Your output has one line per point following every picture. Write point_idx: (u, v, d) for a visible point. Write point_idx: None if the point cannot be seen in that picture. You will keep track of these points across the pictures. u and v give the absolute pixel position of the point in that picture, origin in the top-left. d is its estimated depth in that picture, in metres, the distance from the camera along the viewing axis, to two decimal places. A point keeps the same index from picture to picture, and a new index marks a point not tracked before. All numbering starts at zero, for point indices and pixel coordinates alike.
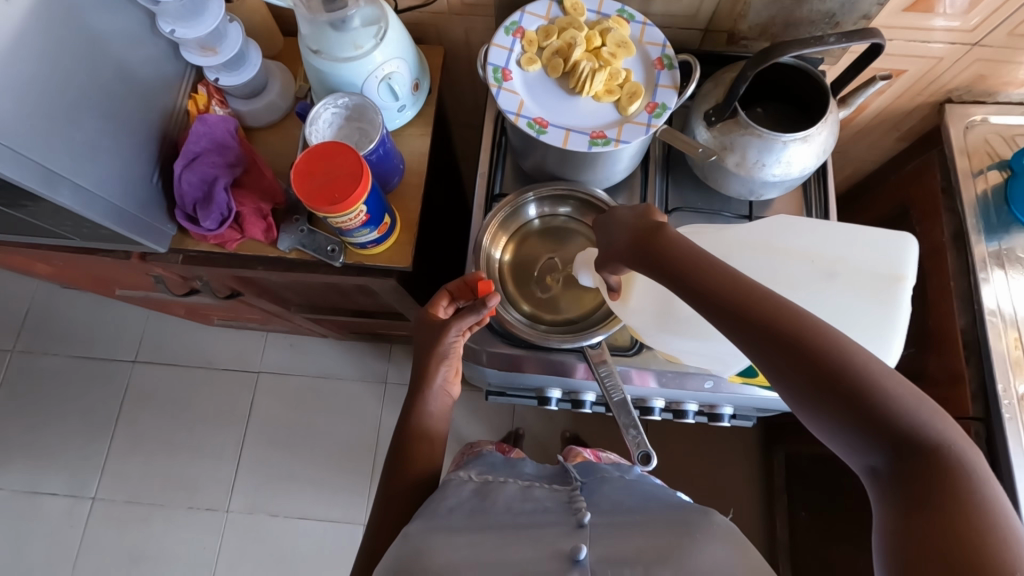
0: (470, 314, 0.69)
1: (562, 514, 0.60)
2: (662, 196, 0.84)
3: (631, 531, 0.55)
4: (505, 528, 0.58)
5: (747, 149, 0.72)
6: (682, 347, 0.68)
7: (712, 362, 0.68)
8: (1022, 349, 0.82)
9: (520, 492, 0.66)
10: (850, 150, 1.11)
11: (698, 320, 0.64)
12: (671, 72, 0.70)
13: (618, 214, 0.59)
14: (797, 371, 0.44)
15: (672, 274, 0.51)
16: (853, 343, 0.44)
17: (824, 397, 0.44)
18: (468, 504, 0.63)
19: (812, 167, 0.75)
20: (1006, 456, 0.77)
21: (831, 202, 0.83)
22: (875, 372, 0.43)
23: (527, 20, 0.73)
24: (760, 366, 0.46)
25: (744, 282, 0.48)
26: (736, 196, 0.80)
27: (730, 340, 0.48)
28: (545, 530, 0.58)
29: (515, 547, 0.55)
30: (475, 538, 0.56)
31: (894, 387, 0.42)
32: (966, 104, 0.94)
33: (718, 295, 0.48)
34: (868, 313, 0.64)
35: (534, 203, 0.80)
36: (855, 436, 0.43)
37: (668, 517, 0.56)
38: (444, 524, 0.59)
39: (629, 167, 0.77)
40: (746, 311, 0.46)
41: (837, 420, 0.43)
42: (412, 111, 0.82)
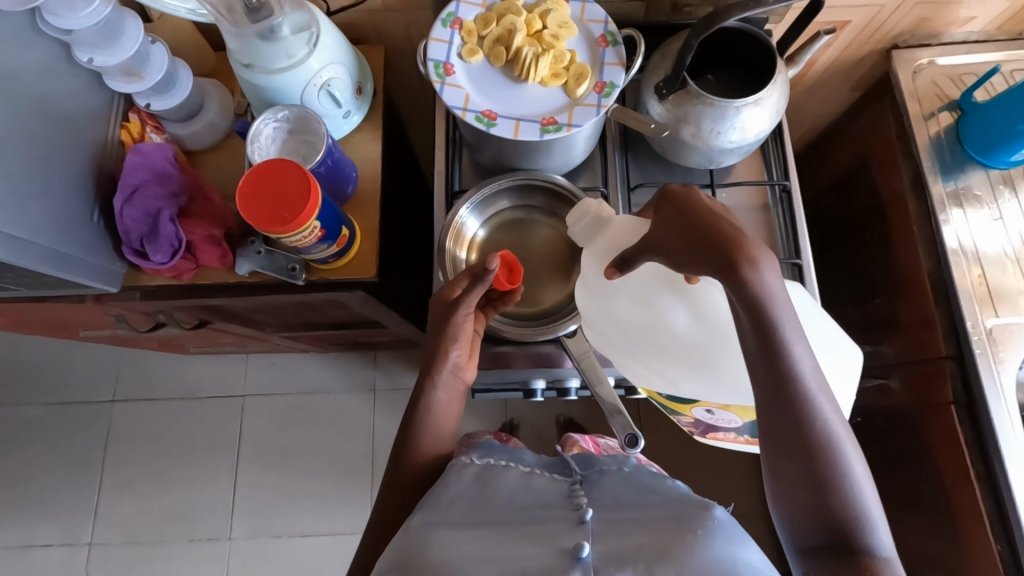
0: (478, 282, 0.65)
1: (563, 508, 0.59)
2: (623, 174, 0.84)
3: (632, 527, 0.55)
4: (507, 523, 0.57)
5: (701, 119, 0.72)
6: (621, 348, 0.65)
7: (653, 379, 0.66)
8: (986, 285, 0.83)
9: (520, 481, 0.65)
10: (806, 106, 1.11)
11: (657, 328, 0.60)
12: (616, 49, 0.69)
13: (698, 208, 0.47)
14: (794, 460, 0.48)
15: (756, 324, 0.45)
16: (853, 459, 0.48)
17: (805, 486, 0.48)
18: (468, 496, 0.61)
19: (767, 129, 0.74)
20: (981, 390, 0.79)
21: (790, 162, 0.84)
22: (856, 487, 0.47)
23: (463, 10, 0.71)
24: (765, 439, 0.50)
25: (808, 363, 0.46)
26: (696, 166, 0.80)
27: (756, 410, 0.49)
28: (546, 526, 0.57)
29: (517, 543, 0.55)
30: (475, 536, 0.56)
31: (862, 500, 0.48)
32: (912, 49, 0.94)
33: (781, 371, 0.46)
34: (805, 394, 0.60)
35: (494, 197, 0.79)
36: (808, 523, 0.49)
37: (667, 511, 0.56)
38: (445, 518, 0.58)
39: (587, 149, 0.76)
40: (791, 396, 0.47)
41: (800, 503, 0.49)
42: (359, 116, 0.79)
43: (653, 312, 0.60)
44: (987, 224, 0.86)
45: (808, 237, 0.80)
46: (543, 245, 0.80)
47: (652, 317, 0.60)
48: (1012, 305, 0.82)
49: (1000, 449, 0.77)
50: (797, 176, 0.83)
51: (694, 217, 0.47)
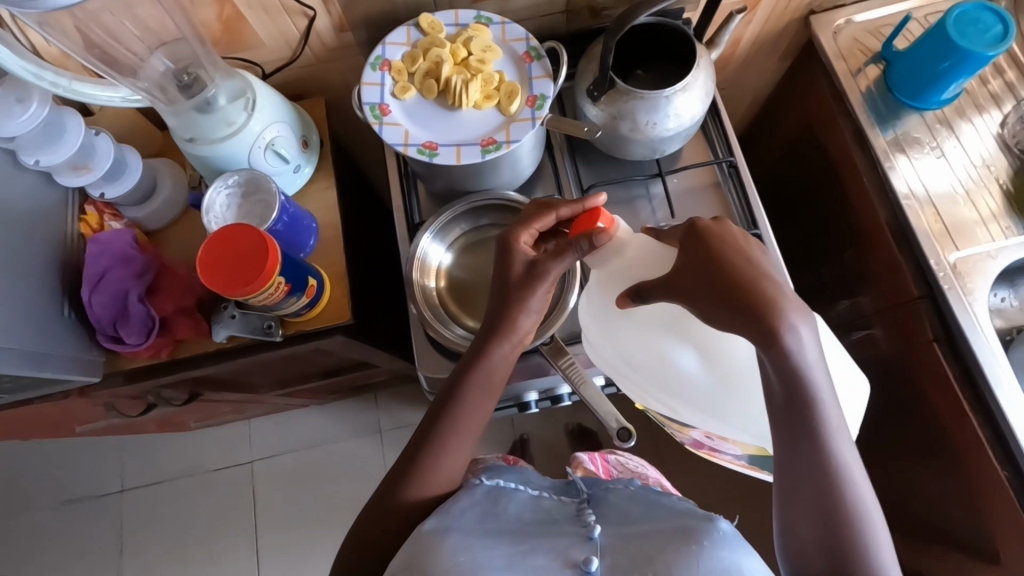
0: (569, 254, 0.62)
1: (572, 526, 0.61)
2: (575, 177, 0.87)
3: (637, 538, 0.57)
4: (518, 535, 0.59)
5: (636, 114, 0.74)
6: (627, 378, 0.69)
7: (656, 400, 0.69)
8: (942, 222, 0.85)
9: (530, 501, 0.66)
10: (742, 82, 1.14)
11: (665, 363, 0.63)
12: (541, 62, 0.72)
13: (736, 267, 0.53)
14: (806, 494, 0.54)
15: (783, 369, 0.51)
16: (864, 503, 0.53)
17: (817, 519, 0.53)
18: (479, 507, 0.62)
19: (701, 112, 0.77)
20: (958, 323, 0.81)
21: (732, 138, 0.86)
22: (865, 518, 0.53)
23: (390, 51, 0.73)
24: (782, 473, 0.55)
25: (828, 411, 0.52)
26: (641, 157, 0.82)
27: (776, 447, 0.55)
28: (555, 541, 0.58)
29: (530, 555, 0.57)
30: (488, 543, 0.57)
31: (870, 540, 0.53)
32: (828, 12, 0.98)
33: (804, 412, 0.52)
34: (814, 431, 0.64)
35: (453, 223, 0.80)
36: (813, 553, 0.54)
37: (674, 525, 0.57)
38: (459, 525, 0.59)
39: (534, 160, 0.79)
40: (811, 435, 0.52)
41: (808, 535, 0.54)
42: (311, 168, 0.81)
43: (661, 351, 0.63)
44: (932, 163, 0.89)
45: (761, 207, 0.82)
46: None
47: (659, 356, 0.63)
48: (968, 236, 0.84)
49: (987, 377, 0.78)
50: (741, 150, 0.86)
51: (728, 270, 0.53)
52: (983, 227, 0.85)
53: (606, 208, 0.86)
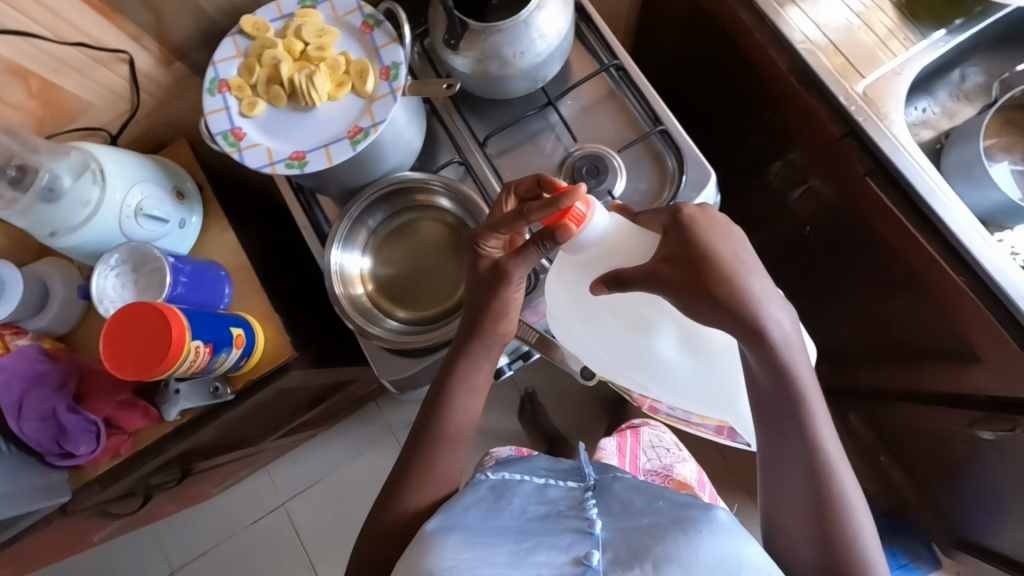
0: (531, 251, 0.61)
1: (575, 518, 0.60)
2: (469, 133, 0.83)
3: (642, 532, 0.56)
4: (522, 531, 0.58)
5: (500, 50, 0.70)
6: (594, 355, 0.72)
7: (621, 372, 0.72)
8: (842, 55, 0.83)
9: (536, 492, 0.65)
10: None
11: (634, 340, 0.66)
12: (382, 28, 0.66)
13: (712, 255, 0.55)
14: (796, 471, 0.58)
15: (765, 363, 0.56)
16: (851, 482, 0.58)
17: (810, 495, 0.57)
18: (479, 507, 0.61)
19: (567, 25, 0.73)
20: (883, 151, 0.80)
21: (612, 40, 0.82)
22: (851, 496, 0.57)
23: (223, 69, 0.67)
24: (773, 456, 0.59)
25: (811, 397, 0.57)
26: (526, 91, 0.78)
27: (765, 432, 0.59)
28: (558, 537, 0.57)
29: (534, 552, 0.55)
30: (492, 541, 0.56)
31: (857, 517, 0.57)
32: None
33: (790, 398, 0.56)
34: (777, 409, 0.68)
35: (360, 221, 0.76)
36: (806, 530, 0.57)
37: (678, 515, 0.57)
38: (463, 524, 0.58)
39: (419, 130, 0.74)
40: (799, 418, 0.57)
41: (800, 512, 0.58)
42: (197, 217, 0.76)
43: (631, 329, 0.66)
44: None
45: (661, 101, 0.79)
46: (433, 239, 0.78)
47: (629, 335, 0.66)
48: (869, 61, 0.82)
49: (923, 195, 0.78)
50: (624, 50, 0.81)
51: (705, 262, 0.55)
52: (883, 47, 0.82)
53: (511, 154, 0.83)
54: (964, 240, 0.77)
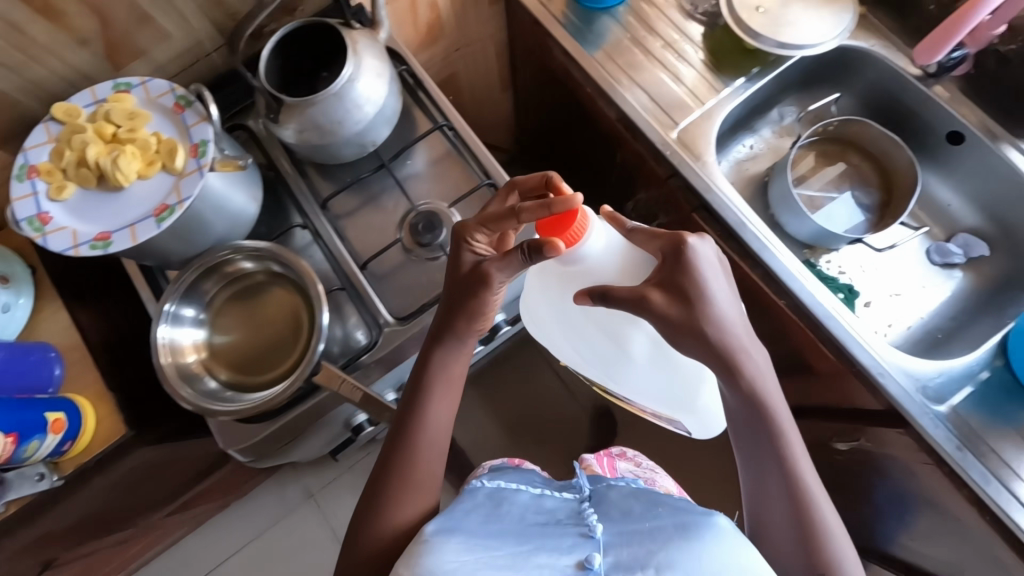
0: (514, 254, 0.60)
1: (571, 526, 0.57)
2: (312, 195, 0.86)
3: (637, 537, 0.53)
4: (522, 535, 0.54)
5: (316, 121, 0.74)
6: (554, 338, 0.70)
7: (570, 353, 0.71)
8: (658, 105, 0.89)
9: (531, 501, 0.62)
10: (471, 38, 1.15)
11: (604, 334, 0.66)
12: (192, 108, 0.69)
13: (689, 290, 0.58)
14: (775, 489, 0.62)
15: (743, 393, 0.61)
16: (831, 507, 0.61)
17: (794, 512, 0.60)
18: (478, 512, 0.58)
19: (385, 93, 0.78)
20: (701, 189, 0.85)
21: (442, 102, 0.87)
22: (828, 522, 0.60)
23: (33, 155, 0.68)
24: (756, 476, 0.63)
25: (785, 420, 0.62)
26: (357, 154, 0.82)
27: (743, 451, 0.64)
28: (561, 539, 0.54)
29: (535, 554, 0.52)
30: (492, 546, 0.53)
31: (837, 541, 0.59)
32: None
33: (767, 422, 0.61)
34: (697, 424, 0.72)
35: (192, 293, 0.74)
36: (788, 546, 0.60)
37: (675, 516, 0.54)
38: (461, 529, 0.54)
39: (251, 198, 0.77)
40: (777, 442, 0.61)
41: (783, 528, 0.61)
42: (26, 299, 0.75)
43: (600, 330, 0.65)
44: (637, 61, 0.92)
45: (491, 158, 0.85)
46: (274, 307, 0.77)
47: (597, 330, 0.66)
48: (683, 107, 0.89)
49: (741, 227, 0.84)
50: (453, 111, 0.87)
51: (685, 284, 0.59)
52: (692, 95, 0.90)
53: (358, 215, 0.87)
54: (775, 261, 0.82)
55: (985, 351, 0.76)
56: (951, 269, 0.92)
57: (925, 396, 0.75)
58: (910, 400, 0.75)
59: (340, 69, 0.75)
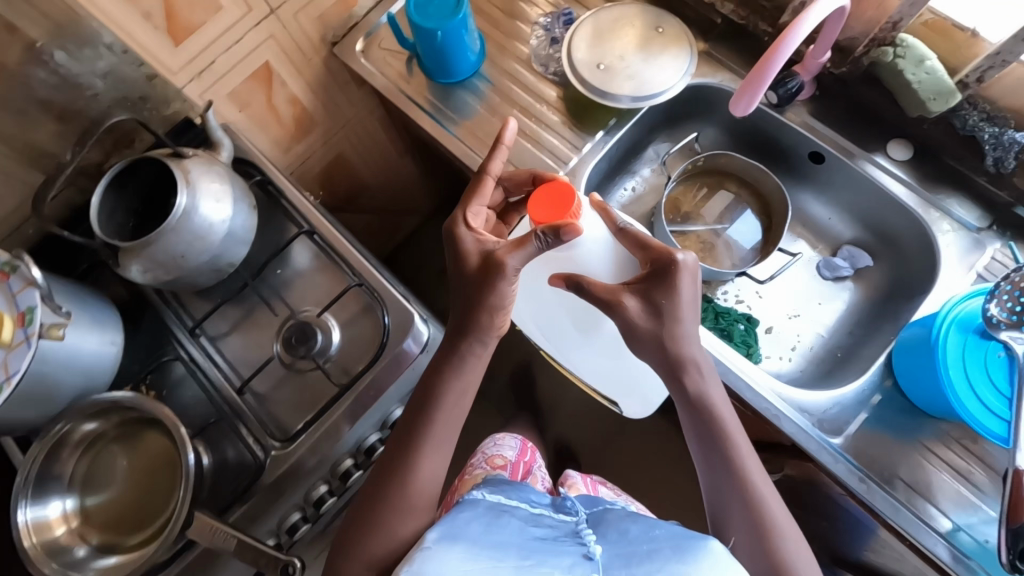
0: (530, 243, 0.67)
1: (572, 545, 0.54)
2: (183, 320, 0.83)
3: (640, 561, 0.51)
4: (523, 551, 0.51)
5: (156, 259, 0.71)
6: (540, 309, 0.80)
7: (544, 327, 0.82)
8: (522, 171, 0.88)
9: (530, 516, 0.59)
10: (346, 119, 1.14)
11: (584, 318, 0.76)
12: (18, 274, 0.68)
13: (663, 304, 0.65)
14: (737, 487, 0.64)
15: (693, 404, 0.67)
16: (780, 503, 0.64)
17: (750, 505, 0.63)
18: (482, 520, 0.55)
19: (230, 215, 0.76)
20: None
21: (303, 206, 0.86)
22: (779, 515, 0.63)
23: None
24: (712, 475, 0.66)
25: (731, 427, 0.67)
26: (216, 277, 0.80)
27: (700, 456, 0.67)
28: (561, 559, 0.51)
29: (542, 574, 0.49)
30: (494, 561, 0.49)
31: (789, 532, 0.62)
32: (347, 38, 0.98)
33: (721, 429, 0.66)
34: (626, 395, 0.86)
35: (50, 470, 0.69)
36: (746, 535, 0.62)
37: (675, 542, 0.53)
38: (463, 541, 0.51)
39: (105, 343, 0.75)
40: (731, 447, 0.65)
41: (743, 523, 0.63)
42: None
43: (581, 310, 0.76)
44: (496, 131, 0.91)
45: (358, 256, 0.83)
46: (146, 459, 0.73)
47: (580, 308, 0.76)
48: (548, 170, 0.88)
49: None
50: (316, 213, 0.85)
51: (656, 297, 0.65)
52: (556, 156, 0.89)
53: (232, 335, 0.83)
54: None
55: (871, 372, 0.77)
56: (842, 281, 0.93)
57: (822, 430, 0.74)
58: (806, 436, 0.73)
59: (175, 200, 0.73)
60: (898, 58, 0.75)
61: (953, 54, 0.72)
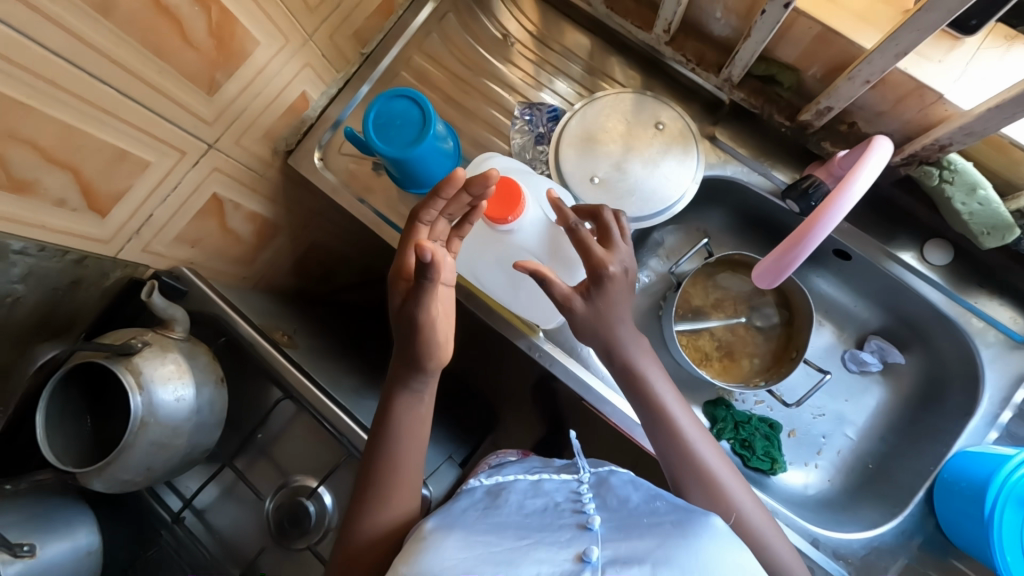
0: (427, 283, 0.59)
1: (569, 517, 0.51)
2: (167, 500, 0.78)
3: (639, 533, 0.47)
4: (520, 524, 0.49)
5: (120, 477, 0.64)
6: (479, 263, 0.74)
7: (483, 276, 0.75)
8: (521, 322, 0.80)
9: (531, 487, 0.58)
10: (309, 213, 1.02)
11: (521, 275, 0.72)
12: None
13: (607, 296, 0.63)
14: (681, 453, 0.62)
15: (628, 384, 0.65)
16: (722, 459, 0.63)
17: (702, 469, 0.61)
18: (475, 510, 0.54)
19: (192, 406, 0.68)
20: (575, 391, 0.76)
21: (279, 364, 0.77)
22: (729, 473, 0.62)
23: None
24: (663, 446, 0.63)
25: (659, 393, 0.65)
26: (192, 462, 0.72)
27: (650, 433, 0.65)
28: (558, 534, 0.47)
29: (530, 547, 0.45)
30: (489, 539, 0.46)
31: (740, 483, 0.62)
32: (301, 142, 0.85)
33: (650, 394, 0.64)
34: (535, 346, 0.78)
35: None
36: (712, 499, 0.60)
37: (679, 514, 0.49)
38: (461, 525, 0.49)
39: (75, 562, 0.67)
40: (664, 415, 0.64)
41: (701, 486, 0.61)
42: None
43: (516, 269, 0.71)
44: None
45: (343, 420, 0.75)
46: None
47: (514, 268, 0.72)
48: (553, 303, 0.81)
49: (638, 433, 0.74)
50: (291, 371, 0.77)
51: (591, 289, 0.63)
52: None
53: (221, 503, 0.79)
54: None
55: (910, 510, 0.72)
56: (869, 375, 0.86)
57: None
58: None
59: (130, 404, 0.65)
60: (944, 182, 0.64)
61: (1009, 169, 0.61)
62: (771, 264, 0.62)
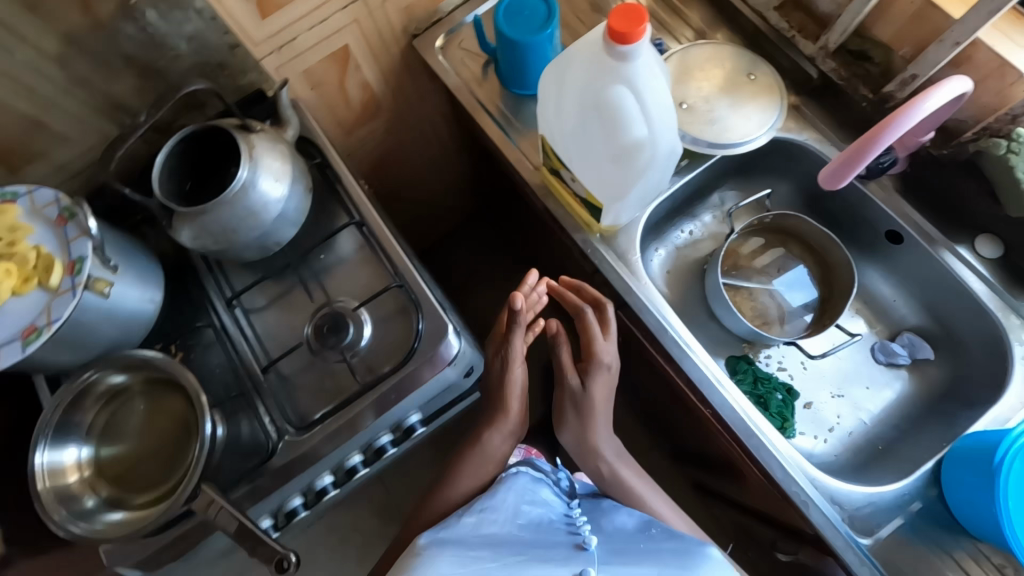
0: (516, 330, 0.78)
1: (563, 541, 0.62)
2: (222, 290, 0.84)
3: (629, 561, 0.57)
4: (516, 546, 0.58)
5: (211, 227, 0.72)
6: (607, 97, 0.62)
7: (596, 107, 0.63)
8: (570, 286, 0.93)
9: (531, 503, 0.70)
10: (410, 111, 1.13)
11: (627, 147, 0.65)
12: (75, 221, 0.67)
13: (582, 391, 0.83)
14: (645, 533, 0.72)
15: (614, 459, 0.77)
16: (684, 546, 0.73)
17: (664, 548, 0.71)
18: (468, 523, 0.64)
19: (286, 194, 0.75)
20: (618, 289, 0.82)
21: (358, 196, 0.85)
22: None
23: None
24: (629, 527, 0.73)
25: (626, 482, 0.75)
26: (263, 251, 0.79)
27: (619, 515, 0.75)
28: (557, 554, 0.58)
29: (529, 563, 0.54)
30: (485, 558, 0.55)
31: None
32: (428, 31, 0.96)
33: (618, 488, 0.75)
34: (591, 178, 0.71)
35: (72, 421, 0.70)
36: None
37: (670, 544, 0.59)
38: (452, 539, 0.58)
39: (140, 303, 0.73)
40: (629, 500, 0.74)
41: None
42: None
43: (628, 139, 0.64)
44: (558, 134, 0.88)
45: (404, 259, 0.82)
46: (170, 420, 0.73)
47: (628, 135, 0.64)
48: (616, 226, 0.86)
49: (670, 339, 0.79)
50: (367, 205, 0.84)
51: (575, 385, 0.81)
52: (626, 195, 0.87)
53: (268, 309, 0.84)
54: (696, 370, 0.77)
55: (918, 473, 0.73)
56: (896, 369, 0.87)
57: (852, 526, 0.70)
58: (834, 531, 0.70)
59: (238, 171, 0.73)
60: (1011, 153, 0.70)
61: None
62: (835, 171, 0.70)
